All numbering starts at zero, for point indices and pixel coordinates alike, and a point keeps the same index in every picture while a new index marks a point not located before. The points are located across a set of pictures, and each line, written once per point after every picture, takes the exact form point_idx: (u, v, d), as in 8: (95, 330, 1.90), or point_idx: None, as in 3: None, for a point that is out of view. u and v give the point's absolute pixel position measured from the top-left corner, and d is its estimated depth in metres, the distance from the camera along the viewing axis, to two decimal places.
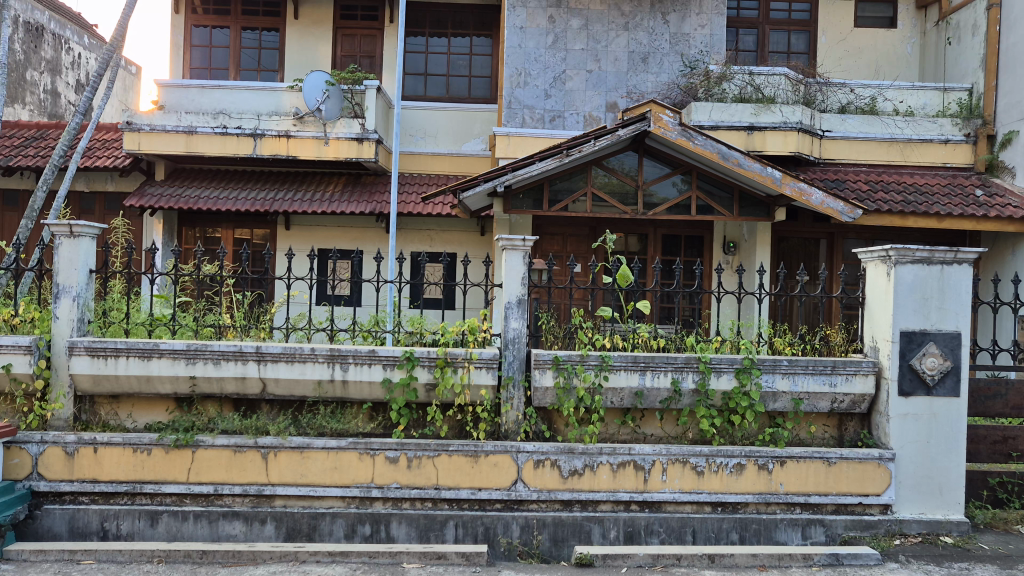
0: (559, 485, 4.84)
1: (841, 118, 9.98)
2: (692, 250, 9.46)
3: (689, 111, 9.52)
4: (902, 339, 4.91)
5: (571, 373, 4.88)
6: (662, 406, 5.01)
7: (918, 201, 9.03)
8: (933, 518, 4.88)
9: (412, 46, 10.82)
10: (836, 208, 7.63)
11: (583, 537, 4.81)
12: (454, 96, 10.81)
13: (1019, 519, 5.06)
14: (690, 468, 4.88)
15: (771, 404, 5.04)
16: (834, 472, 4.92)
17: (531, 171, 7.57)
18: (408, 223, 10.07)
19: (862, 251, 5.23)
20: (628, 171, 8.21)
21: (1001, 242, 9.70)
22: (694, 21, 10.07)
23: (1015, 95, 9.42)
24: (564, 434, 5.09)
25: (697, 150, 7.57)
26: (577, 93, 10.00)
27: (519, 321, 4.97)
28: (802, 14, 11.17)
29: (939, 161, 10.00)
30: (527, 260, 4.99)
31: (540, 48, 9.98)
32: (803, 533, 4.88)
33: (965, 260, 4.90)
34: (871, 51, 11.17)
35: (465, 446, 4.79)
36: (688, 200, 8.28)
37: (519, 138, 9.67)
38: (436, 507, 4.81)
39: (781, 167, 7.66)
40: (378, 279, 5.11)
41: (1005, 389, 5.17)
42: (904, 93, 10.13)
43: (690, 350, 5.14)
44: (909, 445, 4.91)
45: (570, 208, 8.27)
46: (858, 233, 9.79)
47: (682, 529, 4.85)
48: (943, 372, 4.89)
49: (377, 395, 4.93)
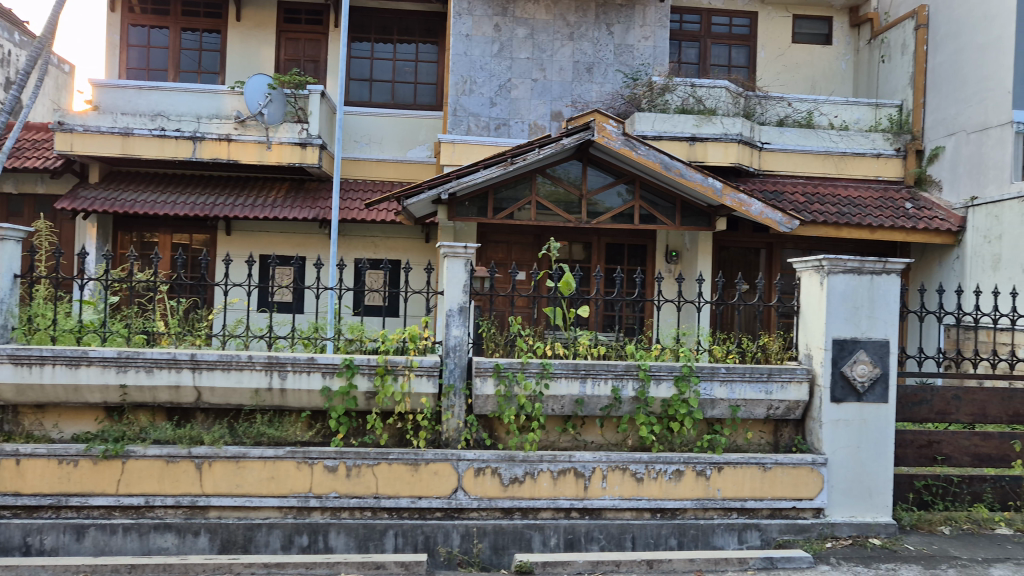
0: (500, 492, 4.84)
1: (779, 131, 10.19)
2: (635, 259, 9.60)
3: (633, 121, 9.63)
4: (835, 347, 5.04)
5: (511, 381, 4.89)
6: (602, 413, 5.06)
7: (852, 212, 9.28)
8: (863, 521, 5.03)
9: (357, 52, 10.75)
10: (773, 219, 7.80)
11: (524, 545, 4.81)
12: (399, 103, 10.77)
13: (943, 520, 5.22)
14: (630, 475, 4.93)
15: (709, 411, 5.12)
16: (769, 478, 5.02)
17: (475, 179, 7.58)
18: (351, 230, 9.97)
19: (797, 261, 5.35)
20: (571, 180, 8.28)
21: (929, 253, 10.10)
22: (638, 33, 10.23)
23: (941, 112, 9.87)
24: (505, 442, 5.10)
25: (640, 160, 7.68)
26: (523, 102, 10.05)
27: (460, 329, 4.99)
28: (742, 29, 11.40)
29: (871, 174, 10.32)
30: (468, 268, 5.00)
31: (486, 57, 10.00)
32: (739, 537, 4.97)
33: (893, 271, 5.07)
34: (808, 66, 11.46)
35: (405, 454, 4.76)
36: (631, 210, 8.38)
37: (464, 146, 9.65)
38: (375, 517, 4.76)
39: (721, 178, 7.81)
40: (318, 286, 4.99)
41: (930, 396, 5.33)
42: (838, 108, 10.41)
43: (631, 358, 5.21)
44: (841, 451, 5.04)
45: (515, 216, 8.29)
46: (795, 243, 10.05)
47: (622, 536, 4.88)
48: (873, 380, 5.05)
49: (316, 403, 4.87)
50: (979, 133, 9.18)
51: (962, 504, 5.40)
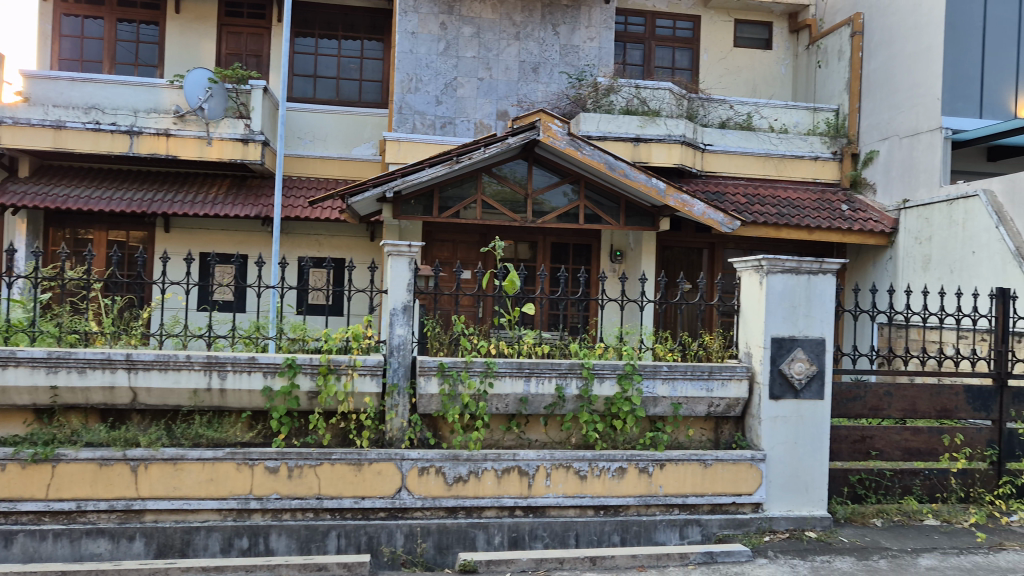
0: (444, 491, 4.83)
1: (721, 133, 10.35)
2: (580, 258, 9.68)
3: (578, 121, 9.67)
4: (773, 346, 5.15)
5: (455, 380, 4.89)
6: (546, 412, 5.08)
7: (791, 214, 9.50)
8: (800, 515, 5.16)
9: (301, 47, 10.59)
10: (715, 219, 7.92)
11: (468, 544, 4.80)
12: (343, 99, 10.64)
13: (875, 513, 5.38)
14: (573, 473, 4.96)
15: (652, 409, 5.18)
16: (710, 474, 5.11)
17: (420, 177, 7.56)
18: (295, 228, 9.84)
19: (737, 261, 5.45)
20: (517, 179, 8.30)
21: (863, 254, 10.41)
22: (583, 34, 10.31)
23: (875, 117, 10.28)
24: (449, 441, 5.09)
25: (585, 160, 7.75)
26: (469, 101, 10.04)
27: (404, 328, 4.97)
28: (685, 31, 11.54)
29: (809, 177, 10.59)
30: (413, 266, 4.98)
31: (431, 55, 9.95)
32: (681, 532, 5.03)
33: (829, 271, 5.21)
34: (749, 70, 11.68)
35: (348, 454, 4.70)
36: (576, 210, 8.44)
37: (410, 144, 9.60)
38: (318, 518, 4.70)
39: (665, 179, 7.92)
40: (259, 285, 4.88)
41: (864, 393, 5.47)
42: (778, 111, 10.64)
43: (574, 356, 5.24)
44: (779, 447, 5.17)
45: (461, 215, 8.28)
46: (736, 244, 10.25)
47: (565, 533, 4.93)
48: (809, 377, 5.18)
49: (257, 403, 4.79)
50: (911, 138, 9.59)
51: (893, 497, 5.57)
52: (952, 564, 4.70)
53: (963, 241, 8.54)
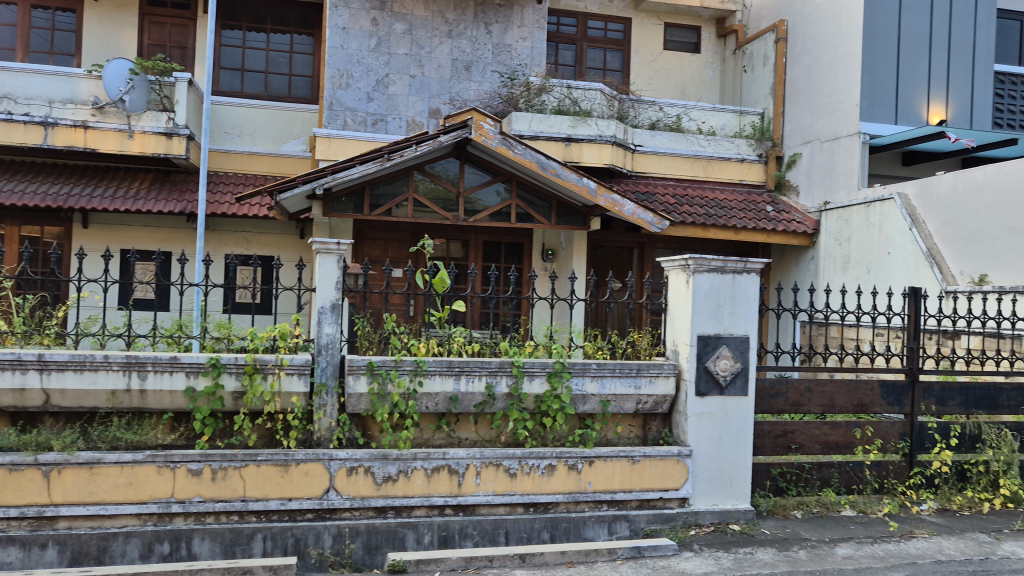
0: (373, 491, 4.78)
1: (651, 134, 10.48)
2: (512, 258, 9.71)
3: (510, 120, 9.68)
4: (700, 343, 5.26)
5: (384, 379, 4.85)
6: (476, 410, 5.08)
7: (718, 215, 9.70)
8: (724, 508, 5.29)
9: (228, 40, 10.33)
10: (645, 219, 8.06)
11: (397, 543, 4.78)
12: (272, 94, 10.43)
13: (796, 505, 5.54)
14: (503, 470, 4.97)
15: (581, 407, 5.24)
16: (637, 470, 5.18)
17: (351, 174, 7.49)
18: (221, 224, 9.61)
19: (665, 260, 5.54)
20: (449, 177, 8.27)
21: (787, 254, 10.72)
22: (516, 33, 10.36)
23: (798, 121, 10.62)
24: (378, 440, 5.04)
25: (517, 159, 7.79)
26: (400, 98, 9.98)
27: (332, 326, 4.91)
28: (617, 33, 11.67)
29: (735, 178, 10.82)
30: (341, 264, 4.93)
31: (363, 51, 9.84)
32: (609, 528, 5.09)
33: (753, 270, 5.34)
34: (678, 73, 11.89)
35: (274, 456, 4.62)
36: (508, 208, 8.47)
37: (340, 141, 9.48)
38: (243, 520, 4.60)
39: (596, 179, 8.03)
40: (182, 283, 4.75)
41: (785, 388, 5.63)
42: (706, 114, 10.80)
43: (504, 354, 5.27)
44: (705, 442, 5.28)
45: (393, 213, 8.22)
46: (665, 243, 10.44)
47: (495, 531, 4.92)
48: (734, 374, 5.31)
49: (179, 405, 4.67)
50: (831, 142, 9.94)
51: (812, 489, 5.74)
52: (867, 552, 4.87)
53: (879, 242, 8.88)
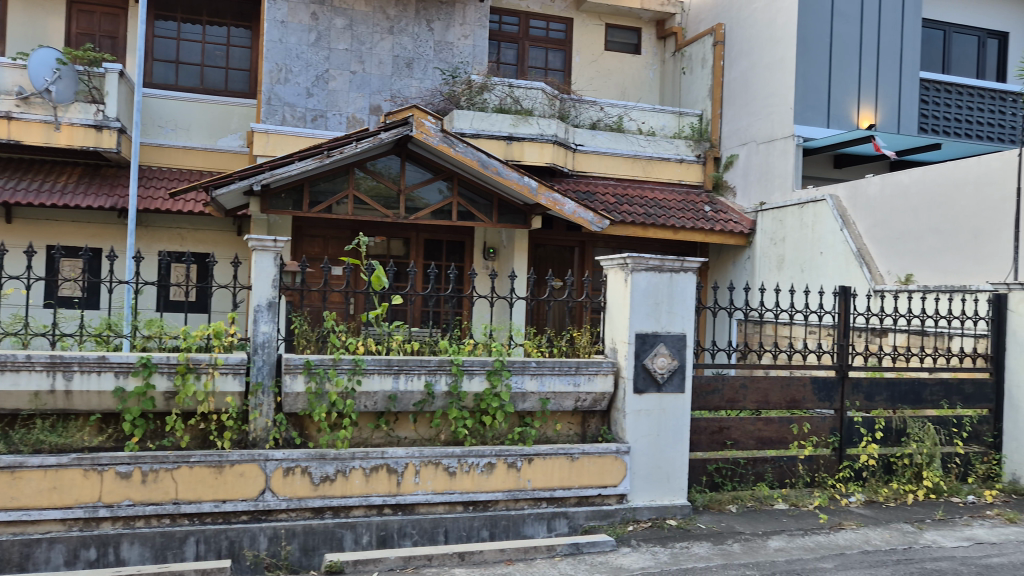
0: (310, 492, 4.71)
1: (592, 134, 10.54)
2: (453, 256, 9.70)
3: (451, 118, 9.64)
4: (637, 341, 5.32)
5: (322, 378, 4.80)
6: (415, 409, 5.06)
7: (657, 214, 9.83)
8: (662, 504, 5.37)
9: (161, 31, 10.07)
10: (586, 218, 8.15)
11: (334, 544, 4.70)
12: (208, 87, 10.20)
13: (731, 499, 5.65)
14: (442, 469, 4.95)
15: (520, 405, 5.25)
16: (576, 467, 5.22)
17: (290, 171, 7.39)
18: (154, 220, 9.38)
19: (604, 259, 5.59)
20: (390, 175, 8.21)
21: (724, 254, 10.93)
22: (457, 31, 10.37)
23: (735, 123, 10.84)
24: (316, 440, 4.98)
25: (459, 157, 7.78)
26: (340, 94, 9.87)
27: (269, 325, 4.82)
28: (558, 33, 11.72)
29: (674, 178, 10.97)
30: (278, 262, 4.85)
31: (302, 45, 9.70)
32: (548, 525, 5.12)
33: (690, 269, 5.43)
34: (619, 74, 12.01)
35: (207, 457, 4.52)
36: (449, 206, 8.44)
37: (278, 136, 9.32)
38: (175, 523, 4.50)
39: (536, 178, 8.09)
40: (111, 280, 4.61)
41: (721, 385, 5.73)
42: (646, 114, 10.92)
43: (443, 352, 5.25)
44: (642, 439, 5.35)
45: (333, 210, 8.12)
46: (606, 242, 10.55)
47: (435, 530, 4.89)
48: (671, 371, 5.39)
49: (107, 406, 4.53)
50: (766, 144, 10.16)
51: (746, 483, 5.87)
52: (798, 544, 5.00)
53: (812, 243, 9.11)
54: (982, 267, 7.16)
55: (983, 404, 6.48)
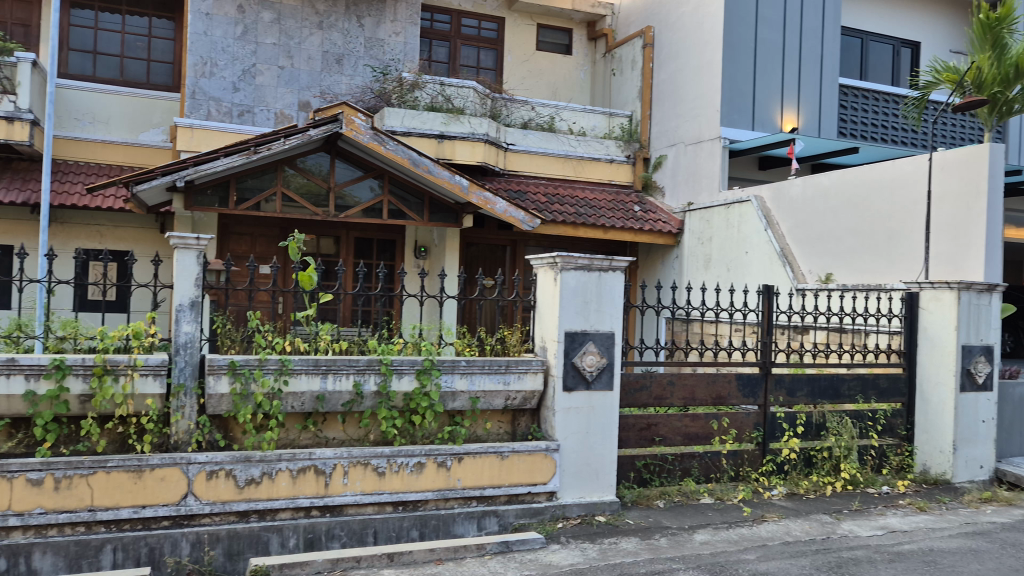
0: (234, 495, 4.61)
1: (523, 133, 10.58)
2: (384, 254, 9.62)
3: (382, 115, 9.56)
4: (567, 339, 5.36)
5: (248, 379, 4.71)
6: (344, 409, 5.00)
7: (588, 214, 9.93)
8: (591, 500, 5.43)
9: (78, 20, 9.70)
10: (517, 216, 8.20)
11: (260, 548, 4.60)
12: (128, 80, 9.87)
13: (659, 494, 5.74)
14: (372, 469, 4.89)
15: (450, 404, 5.24)
16: (506, 466, 5.23)
17: (215, 166, 7.22)
18: (71, 217, 9.04)
19: (533, 258, 5.60)
20: (320, 173, 8.11)
21: (653, 253, 11.11)
22: (388, 28, 10.30)
23: (664, 124, 11.02)
24: (241, 442, 4.88)
25: (389, 155, 7.74)
26: (268, 89, 9.71)
27: (191, 325, 4.69)
28: (490, 32, 11.73)
29: (605, 178, 11.10)
30: (201, 260, 4.73)
31: (228, 38, 9.49)
32: (478, 524, 5.11)
33: (618, 269, 5.51)
34: (550, 74, 12.09)
35: (125, 461, 4.38)
36: (380, 204, 8.36)
37: (204, 132, 9.07)
38: (90, 532, 4.34)
39: (467, 176, 8.10)
40: (21, 279, 4.41)
41: (649, 382, 5.82)
42: (577, 115, 11.03)
43: (373, 352, 5.19)
44: (571, 437, 5.39)
45: (261, 207, 7.97)
46: (537, 241, 10.61)
47: (363, 531, 4.83)
48: (600, 369, 5.46)
49: (17, 410, 4.35)
50: (694, 145, 10.37)
51: (674, 479, 5.95)
52: (722, 537, 5.12)
53: (738, 242, 9.33)
54: (896, 266, 7.51)
55: (897, 398, 6.72)
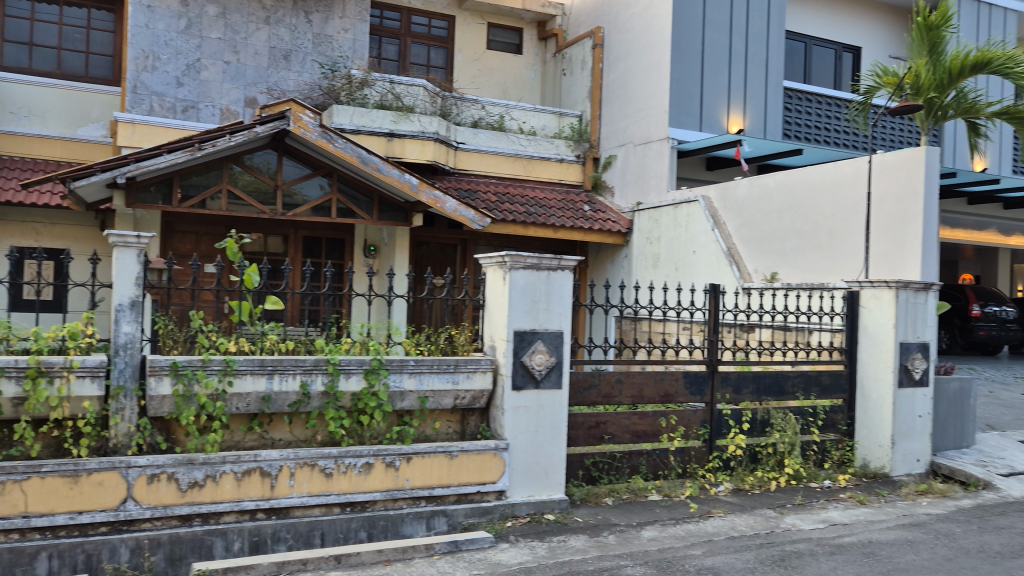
0: (177, 499, 4.50)
1: (474, 132, 10.56)
2: (333, 253, 9.53)
3: (331, 113, 9.46)
4: (516, 338, 5.37)
5: (191, 380, 4.61)
6: (290, 410, 4.93)
7: (538, 213, 9.96)
8: (540, 499, 5.45)
9: (13, 10, 9.39)
10: (467, 215, 8.20)
11: (204, 552, 4.49)
12: (66, 73, 9.58)
13: (607, 492, 5.77)
14: (318, 471, 4.83)
15: (398, 404, 5.21)
16: (455, 465, 5.21)
17: (158, 163, 7.07)
18: (6, 214, 8.75)
19: (482, 257, 5.60)
20: (267, 170, 7.99)
21: (603, 253, 11.19)
22: (337, 24, 10.22)
23: (613, 125, 11.11)
24: (184, 445, 4.78)
25: (337, 153, 7.66)
26: (213, 84, 9.53)
27: (131, 325, 4.59)
28: (440, 30, 11.69)
29: (555, 177, 11.15)
30: (142, 259, 4.62)
31: (171, 32, 9.30)
32: (428, 524, 5.08)
33: (566, 268, 5.53)
34: (501, 73, 12.09)
35: (62, 466, 4.25)
36: (329, 203, 8.27)
37: (145, 127, 8.87)
38: (25, 539, 4.20)
39: (417, 175, 8.07)
40: None
41: (598, 381, 5.86)
42: (527, 114, 11.06)
43: (320, 352, 5.13)
44: (520, 435, 5.40)
45: (206, 205, 7.82)
46: (488, 240, 10.61)
47: (310, 533, 4.76)
48: (548, 367, 5.47)
49: None
50: (643, 146, 10.47)
51: (623, 476, 6.00)
52: (670, 533, 5.19)
53: (685, 242, 9.45)
54: (838, 266, 7.69)
55: (837, 394, 6.88)
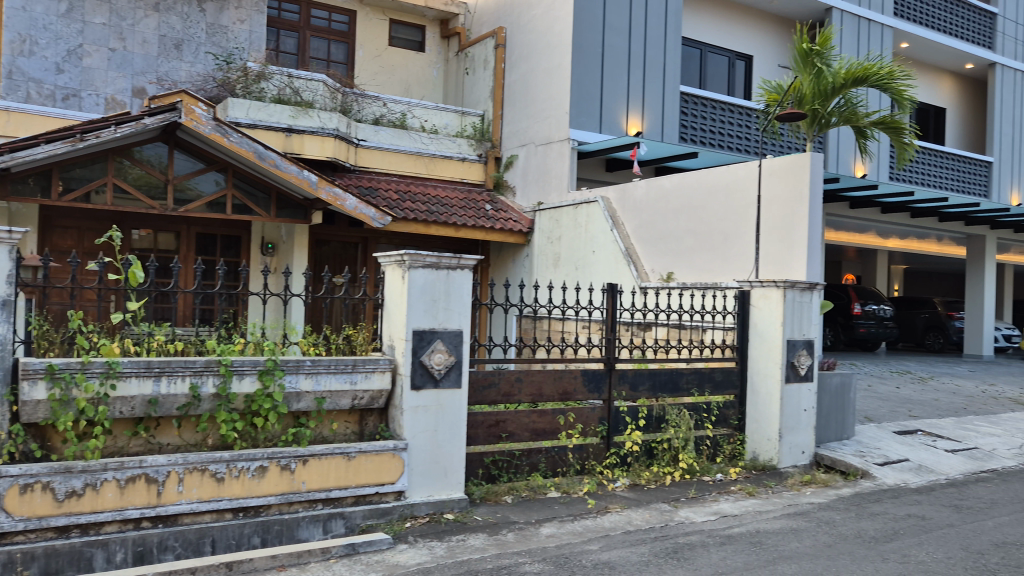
0: (53, 510, 4.25)
1: (375, 129, 10.42)
2: (228, 250, 9.23)
3: (225, 106, 9.17)
4: (415, 338, 5.34)
5: (69, 384, 4.37)
6: (179, 413, 4.74)
7: (440, 212, 9.93)
8: (439, 499, 5.42)
9: None
10: (367, 214, 8.08)
11: (83, 565, 4.26)
12: None
13: (506, 490, 5.80)
14: (209, 476, 4.66)
15: (294, 405, 5.09)
16: (353, 466, 5.13)
17: (35, 154, 6.68)
18: None
19: (381, 256, 5.53)
20: (159, 164, 7.65)
21: (505, 252, 11.24)
22: (231, 15, 9.93)
23: (515, 124, 11.17)
24: (60, 451, 4.53)
25: (233, 147, 7.43)
26: (97, 72, 9.10)
27: (2, 325, 4.32)
28: (341, 25, 11.48)
29: (457, 176, 11.14)
30: (14, 255, 4.33)
31: (50, 15, 8.81)
32: (324, 527, 4.97)
33: (466, 267, 5.51)
34: (402, 70, 11.99)
35: None
36: (223, 198, 8.01)
37: (22, 115, 8.38)
38: None
39: (316, 172, 7.91)
40: None
41: (498, 379, 5.87)
42: (428, 113, 11.00)
43: (211, 353, 4.96)
44: (419, 435, 5.37)
45: (91, 199, 7.53)
46: (388, 239, 10.51)
47: (200, 541, 4.58)
48: (448, 367, 5.46)
49: None
50: (545, 146, 10.56)
51: (521, 474, 6.04)
52: (567, 529, 5.25)
53: (585, 241, 9.59)
54: (729, 266, 7.98)
55: (729, 390, 7.11)
